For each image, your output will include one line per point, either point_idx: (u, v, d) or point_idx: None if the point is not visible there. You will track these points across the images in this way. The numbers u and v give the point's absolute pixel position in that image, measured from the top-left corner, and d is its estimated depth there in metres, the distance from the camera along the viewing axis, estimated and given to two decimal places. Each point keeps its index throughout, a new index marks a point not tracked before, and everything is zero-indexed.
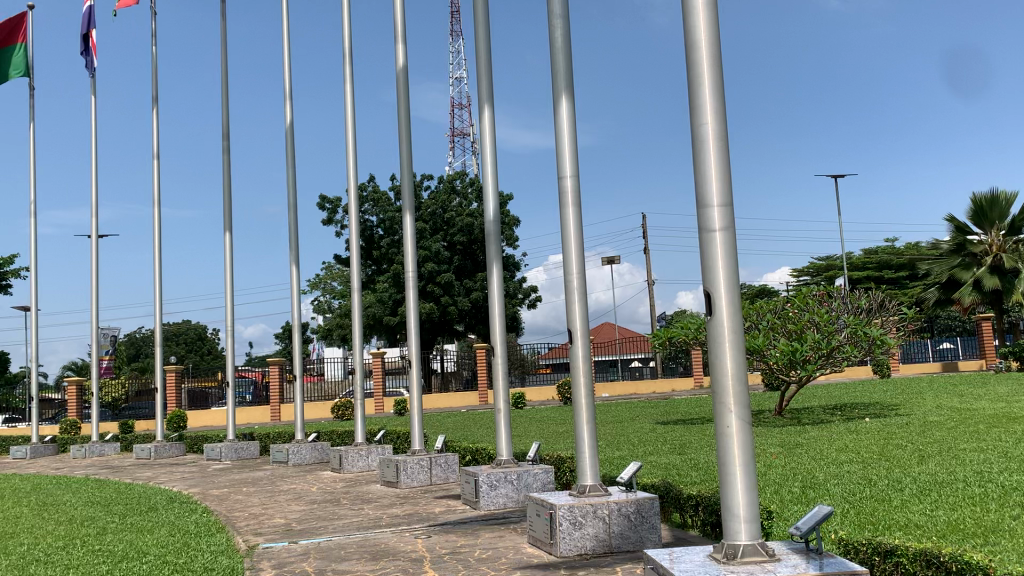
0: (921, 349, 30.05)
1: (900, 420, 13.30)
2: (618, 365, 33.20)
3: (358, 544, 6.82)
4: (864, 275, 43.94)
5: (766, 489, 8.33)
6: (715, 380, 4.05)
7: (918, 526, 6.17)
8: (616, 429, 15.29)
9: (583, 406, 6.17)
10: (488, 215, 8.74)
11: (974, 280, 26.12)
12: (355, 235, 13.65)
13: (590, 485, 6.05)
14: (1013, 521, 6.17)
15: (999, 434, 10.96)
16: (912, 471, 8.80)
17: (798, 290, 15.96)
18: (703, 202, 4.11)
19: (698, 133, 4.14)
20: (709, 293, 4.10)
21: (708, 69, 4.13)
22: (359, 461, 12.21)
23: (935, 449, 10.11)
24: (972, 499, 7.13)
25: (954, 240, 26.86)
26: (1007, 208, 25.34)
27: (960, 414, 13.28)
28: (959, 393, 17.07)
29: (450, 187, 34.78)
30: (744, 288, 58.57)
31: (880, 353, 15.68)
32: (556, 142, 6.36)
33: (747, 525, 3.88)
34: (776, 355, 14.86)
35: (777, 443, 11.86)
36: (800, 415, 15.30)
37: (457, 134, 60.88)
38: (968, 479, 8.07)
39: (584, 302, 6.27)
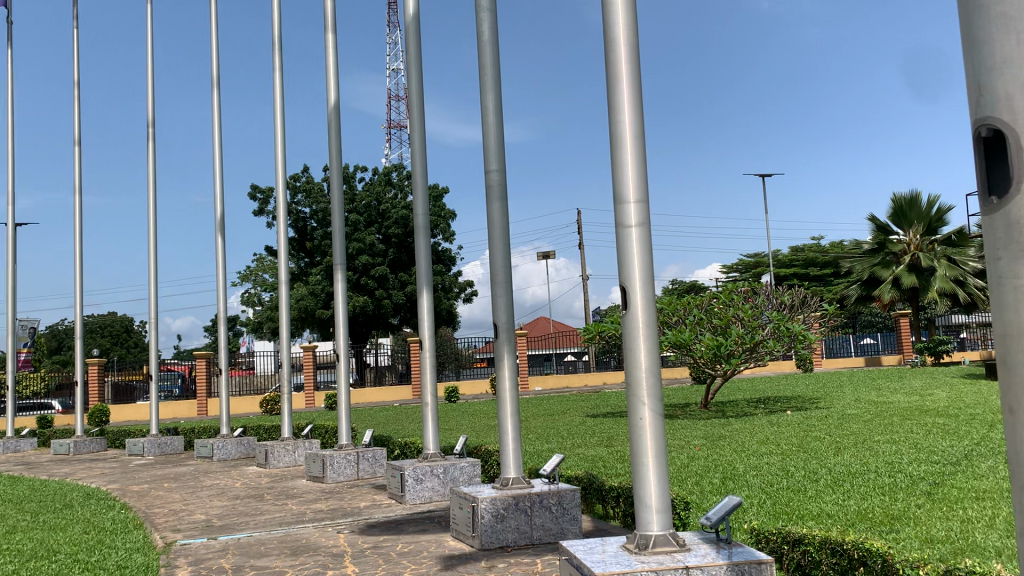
0: (844, 343, 30.97)
1: (820, 412, 13.74)
2: (553, 359, 33.31)
3: (279, 540, 6.74)
4: (790, 272, 45.26)
5: (687, 480, 8.48)
6: (628, 372, 4.11)
7: (828, 515, 6.37)
8: (546, 422, 15.40)
9: (507, 401, 6.20)
10: (418, 208, 8.71)
11: (893, 277, 26.96)
12: (284, 227, 13.36)
13: (513, 478, 6.08)
14: (917, 509, 6.42)
15: (912, 425, 11.37)
16: (829, 462, 9.07)
17: (724, 286, 16.20)
18: (620, 199, 4.15)
19: (615, 130, 4.17)
20: (624, 288, 4.15)
21: (626, 66, 4.18)
22: (285, 455, 12.03)
23: (851, 441, 10.44)
24: (883, 489, 7.39)
25: (875, 239, 27.66)
26: (926, 209, 26.43)
27: (877, 407, 13.70)
28: (878, 386, 17.70)
29: (385, 179, 34.53)
30: (675, 284, 59.80)
31: (801, 348, 16.08)
32: (484, 136, 6.36)
33: (659, 515, 3.96)
34: (701, 349, 15.11)
35: (699, 435, 12.07)
36: (726, 409, 15.55)
37: (393, 127, 60.57)
38: (879, 470, 8.34)
39: (510, 294, 6.32)
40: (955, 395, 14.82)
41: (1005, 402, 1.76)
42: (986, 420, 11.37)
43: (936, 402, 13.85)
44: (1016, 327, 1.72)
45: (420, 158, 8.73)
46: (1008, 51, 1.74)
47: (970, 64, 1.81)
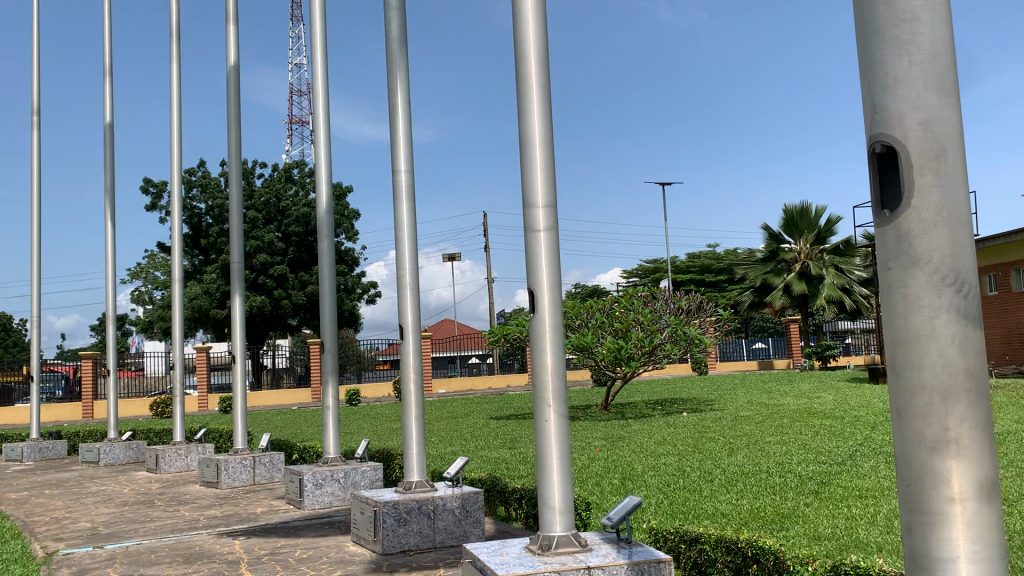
0: (737, 347, 31.81)
1: (715, 414, 14.15)
2: (457, 361, 33.23)
3: (170, 548, 6.49)
4: (688, 278, 46.55)
5: (587, 481, 8.60)
6: (534, 375, 4.13)
7: (723, 514, 6.57)
8: (449, 425, 15.34)
9: (412, 404, 6.16)
10: (321, 207, 8.55)
11: (785, 284, 28.00)
12: (178, 223, 12.89)
13: (416, 481, 6.03)
14: (806, 508, 6.69)
15: (800, 427, 11.86)
16: (723, 462, 9.36)
17: (625, 290, 16.51)
18: (528, 203, 4.18)
19: (524, 135, 4.20)
20: (532, 291, 4.18)
21: (536, 72, 4.21)
22: (177, 460, 11.62)
23: (743, 442, 10.80)
24: (772, 488, 7.66)
25: (768, 247, 28.60)
26: (815, 219, 27.55)
27: (768, 409, 14.23)
28: (769, 389, 18.38)
29: (285, 176, 33.81)
30: (578, 287, 60.63)
31: (698, 352, 16.52)
32: (391, 136, 6.29)
33: (561, 516, 4.00)
34: (603, 352, 15.37)
35: (599, 437, 12.29)
36: (626, 411, 15.84)
37: (295, 123, 59.27)
38: (770, 470, 8.66)
39: (416, 296, 6.28)
40: (839, 397, 15.55)
41: (892, 404, 1.85)
42: (867, 422, 11.97)
43: (822, 404, 14.48)
44: (904, 333, 1.82)
45: (324, 155, 8.58)
46: (903, 73, 1.83)
47: (864, 82, 1.90)
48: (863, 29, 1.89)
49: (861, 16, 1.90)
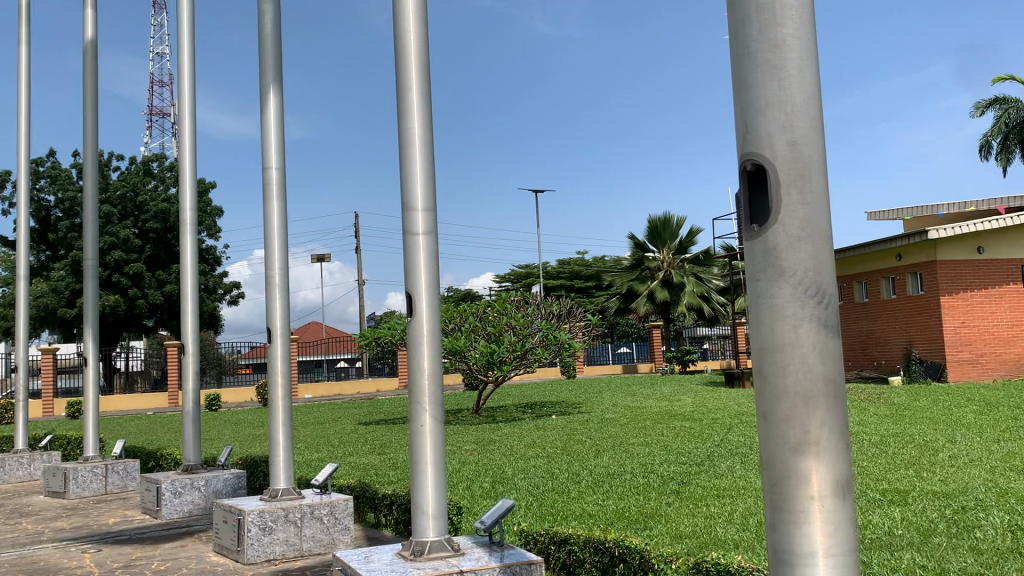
0: (603, 351, 32.86)
1: (582, 417, 14.48)
2: (323, 365, 32.45)
3: (12, 563, 6.06)
4: (558, 283, 47.43)
5: (458, 485, 8.61)
6: (411, 379, 4.11)
7: (590, 515, 6.74)
8: (316, 430, 15.02)
9: (279, 408, 6.01)
10: (184, 203, 8.20)
11: (649, 292, 28.96)
12: (24, 216, 12.05)
13: (282, 489, 5.88)
14: (668, 507, 6.94)
15: (662, 429, 12.31)
16: (590, 464, 9.60)
17: (498, 295, 16.64)
18: (408, 205, 4.16)
19: (404, 138, 4.17)
20: (410, 295, 4.15)
21: (416, 76, 4.19)
22: (18, 469, 10.85)
23: (610, 444, 11.10)
24: (637, 489, 7.90)
25: (634, 255, 29.47)
26: (677, 229, 28.64)
27: (632, 412, 14.66)
28: (633, 392, 18.95)
29: (143, 169, 32.24)
30: (451, 291, 60.70)
31: (567, 356, 16.89)
32: (262, 131, 6.10)
33: (435, 521, 4.00)
34: (475, 356, 15.47)
35: (470, 440, 12.34)
36: (496, 414, 15.97)
37: (155, 114, 56.58)
38: (635, 471, 8.95)
39: (286, 298, 6.14)
40: (699, 401, 16.21)
41: (759, 406, 1.95)
42: (724, 424, 12.54)
43: (683, 407, 15.07)
44: (770, 341, 1.92)
45: (189, 150, 8.23)
46: (775, 95, 1.93)
47: (738, 102, 2.00)
48: (737, 51, 1.99)
49: (735, 38, 2.00)
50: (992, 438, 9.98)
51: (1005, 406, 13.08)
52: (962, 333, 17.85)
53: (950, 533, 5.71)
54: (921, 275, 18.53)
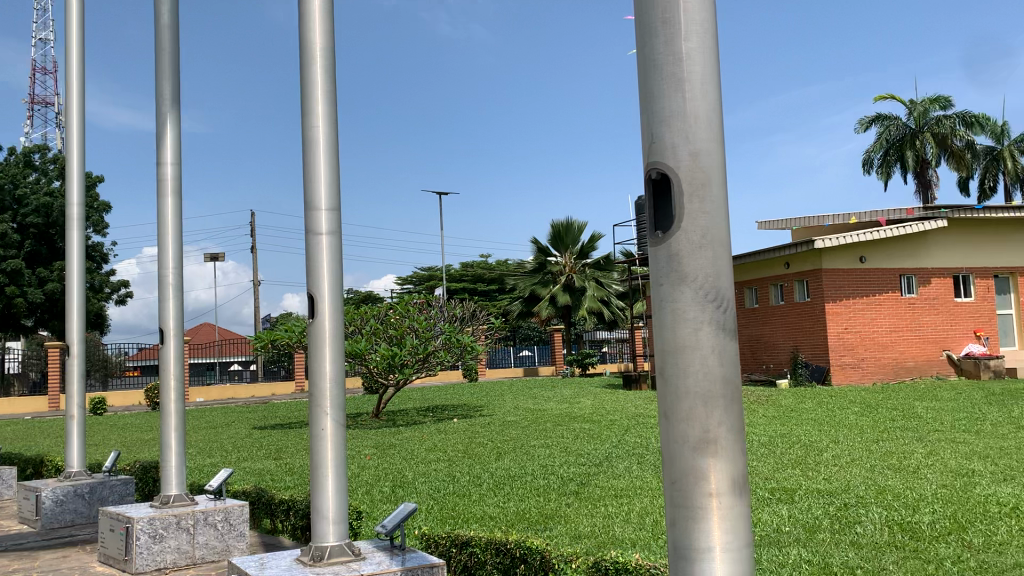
0: (504, 354, 32.79)
1: (484, 420, 14.52)
2: (216, 367, 31.31)
3: None
4: (461, 286, 47.45)
5: (357, 490, 8.50)
6: (312, 382, 4.04)
7: (491, 517, 6.77)
8: (209, 435, 14.55)
9: (171, 412, 5.80)
10: (70, 198, 7.82)
11: (550, 296, 29.27)
12: None
13: (174, 496, 5.67)
14: (567, 508, 7.04)
15: (563, 431, 12.46)
16: (490, 466, 9.64)
17: (399, 297, 16.49)
18: (310, 205, 4.08)
19: (308, 137, 4.10)
20: (312, 297, 4.09)
21: (321, 74, 4.12)
22: None
23: (511, 446, 11.17)
24: (537, 491, 7.97)
25: (536, 260, 29.73)
26: (579, 235, 29.09)
27: (532, 415, 14.78)
28: (534, 395, 19.10)
29: (24, 161, 30.57)
30: (351, 293, 59.91)
31: (470, 359, 16.85)
32: (157, 126, 5.88)
33: (335, 526, 3.95)
34: (376, 359, 15.30)
35: (370, 445, 12.20)
36: (396, 418, 15.81)
37: (36, 102, 53.75)
38: (535, 473, 9.03)
39: (179, 299, 5.94)
40: (597, 403, 16.48)
41: (661, 407, 2.00)
42: (621, 426, 12.80)
43: (583, 409, 15.29)
44: (672, 343, 1.98)
45: (76, 142, 7.86)
46: (679, 107, 1.99)
47: (643, 113, 2.06)
48: (644, 62, 2.04)
49: (643, 50, 2.05)
50: (871, 438, 10.53)
51: (884, 408, 13.81)
52: (845, 338, 18.72)
53: (834, 529, 5.99)
54: (808, 283, 19.37)
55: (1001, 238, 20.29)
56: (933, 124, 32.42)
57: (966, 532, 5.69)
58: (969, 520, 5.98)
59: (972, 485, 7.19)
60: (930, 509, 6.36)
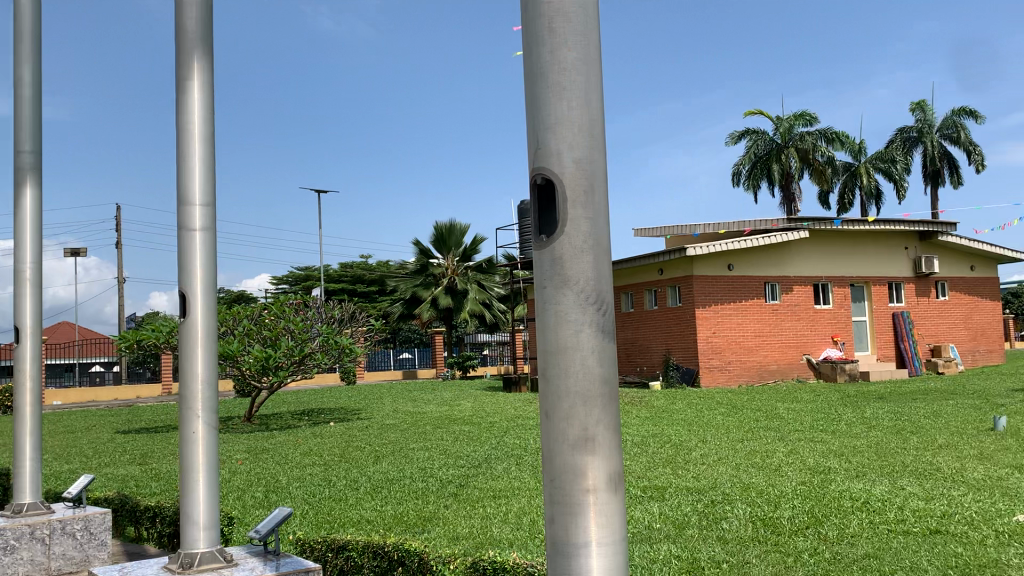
0: (384, 357, 32.25)
1: (361, 423, 14.30)
2: (75, 369, 29.59)
3: None
4: (340, 287, 46.67)
5: (228, 496, 8.22)
6: (183, 384, 3.90)
7: (367, 521, 6.69)
8: (67, 440, 13.73)
9: (26, 417, 5.47)
10: None
11: (432, 297, 29.11)
12: None
13: (28, 504, 5.34)
14: (446, 509, 7.05)
15: (441, 433, 12.43)
16: (367, 470, 9.53)
17: (274, 297, 16.06)
18: (183, 199, 3.93)
19: (182, 130, 3.95)
20: (184, 295, 3.94)
21: (198, 67, 3.98)
22: None
23: (389, 449, 11.07)
24: (415, 493, 7.94)
25: (418, 261, 29.55)
26: (462, 237, 29.22)
27: (411, 418, 14.69)
28: (413, 398, 19.00)
29: None
30: (223, 292, 57.90)
31: (348, 362, 16.55)
32: (15, 111, 5.52)
33: (206, 532, 3.85)
34: (249, 361, 14.86)
35: (242, 449, 11.81)
36: (270, 422, 15.38)
37: None
38: (413, 475, 8.99)
39: (37, 296, 5.61)
40: (477, 406, 16.54)
41: (542, 406, 2.04)
42: (500, 428, 12.90)
43: (462, 411, 15.31)
44: (555, 344, 2.02)
45: None
46: (564, 114, 2.04)
47: (531, 120, 2.09)
48: (530, 70, 2.08)
49: (528, 57, 2.09)
50: (737, 438, 11.02)
51: (749, 408, 14.48)
52: (713, 342, 19.51)
53: (701, 525, 6.24)
54: (680, 288, 20.06)
55: (859, 250, 21.67)
56: (797, 140, 34.21)
57: (822, 525, 6.04)
58: (824, 514, 6.35)
59: (828, 481, 7.63)
60: (789, 504, 6.71)
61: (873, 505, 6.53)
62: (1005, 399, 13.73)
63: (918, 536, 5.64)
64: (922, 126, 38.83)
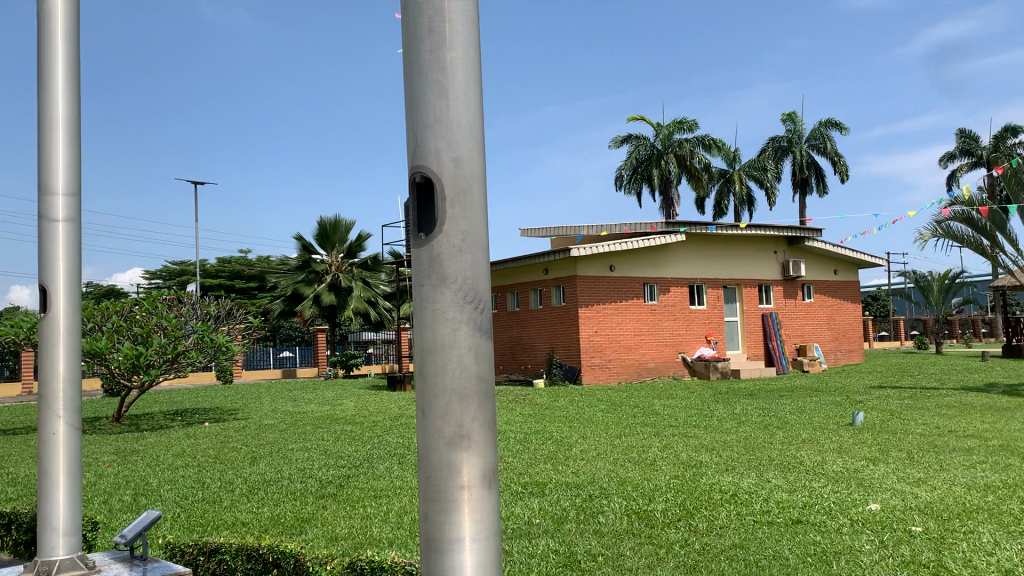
0: (264, 355, 31.41)
1: (238, 423, 13.89)
2: None
3: None
4: (217, 283, 45.15)
5: (94, 500, 7.84)
6: (42, 383, 3.71)
7: (242, 523, 6.52)
8: None
9: None
10: None
11: (315, 294, 28.32)
12: None
13: None
14: (325, 510, 6.94)
15: (322, 433, 12.21)
16: (244, 471, 9.27)
17: (147, 293, 15.40)
18: (45, 190, 3.74)
19: (45, 116, 3.75)
20: (45, 289, 3.74)
21: (63, 50, 3.77)
22: None
23: (267, 450, 10.79)
24: (294, 494, 7.79)
25: (300, 257, 28.81)
26: (347, 233, 28.89)
27: (291, 417, 14.38)
28: (293, 397, 18.58)
29: None
30: (90, 287, 54.97)
31: (224, 360, 16.08)
32: None
33: (66, 537, 3.72)
34: (118, 359, 14.21)
35: (109, 451, 11.27)
36: (140, 422, 14.73)
37: None
38: (292, 476, 8.80)
39: None
40: (359, 405, 16.34)
41: (419, 404, 2.05)
42: (382, 427, 12.79)
43: (343, 411, 15.10)
44: (431, 342, 2.03)
45: None
46: (443, 113, 2.05)
47: (410, 118, 2.09)
48: (410, 68, 2.08)
49: (409, 55, 2.09)
50: (615, 434, 11.30)
51: (628, 406, 14.87)
52: (595, 341, 19.93)
53: (578, 519, 6.37)
54: (563, 288, 20.40)
55: (732, 253, 22.59)
56: (676, 146, 35.35)
57: (693, 517, 6.27)
58: (695, 506, 6.60)
59: (700, 475, 7.94)
60: (663, 497, 6.94)
61: (741, 497, 6.83)
62: (863, 395, 14.59)
63: (781, 526, 5.93)
64: (792, 137, 40.85)
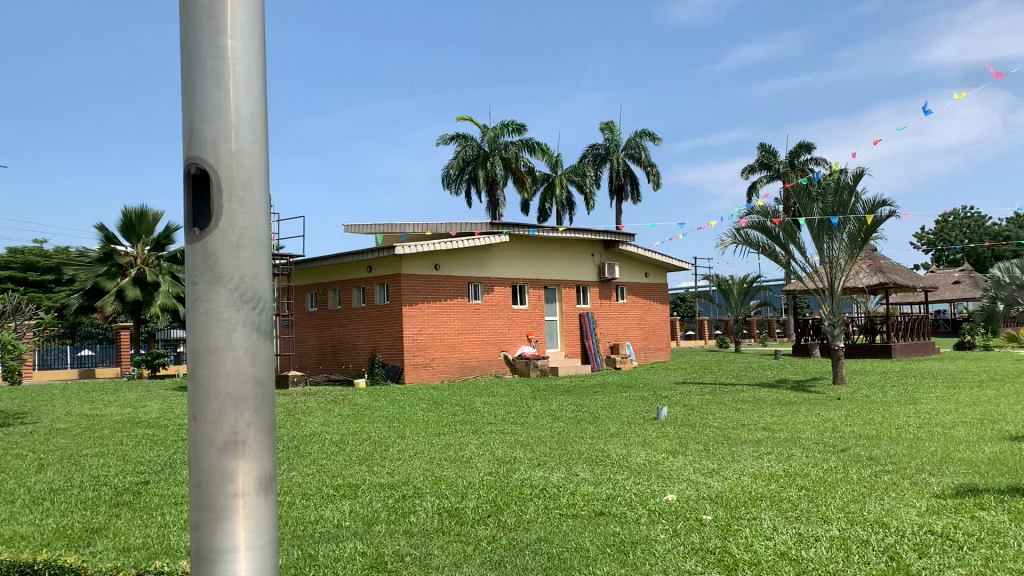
0: (60, 355, 29.35)
1: (25, 428, 12.75)
2: None
3: None
4: (6, 275, 41.35)
5: None
6: None
7: (22, 537, 5.98)
8: None
9: None
10: None
11: (117, 289, 26.53)
12: None
13: None
14: (118, 520, 6.50)
15: (122, 438, 11.44)
16: (27, 480, 8.50)
17: None
18: None
19: None
20: None
21: None
22: None
23: (57, 457, 9.97)
24: (84, 504, 7.25)
25: (101, 248, 27.02)
26: (154, 224, 27.40)
27: (87, 421, 13.38)
28: (92, 399, 17.30)
29: None
30: None
31: (10, 360, 14.74)
32: None
33: None
34: None
35: None
36: None
37: None
38: (84, 484, 8.17)
39: None
40: (165, 406, 15.45)
41: (190, 409, 1.95)
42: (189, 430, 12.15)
43: (147, 413, 14.23)
44: (205, 343, 1.93)
45: None
46: (221, 104, 1.96)
47: (187, 108, 1.99)
48: (187, 55, 1.98)
49: (187, 41, 1.98)
50: (432, 433, 11.30)
51: (447, 404, 14.93)
52: (419, 339, 19.87)
53: (389, 520, 6.32)
54: (387, 286, 20.20)
55: (552, 255, 23.23)
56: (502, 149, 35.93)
57: (502, 513, 6.38)
58: (505, 502, 6.71)
59: (513, 471, 8.10)
60: (475, 495, 7.01)
61: (549, 491, 7.03)
62: (669, 391, 15.40)
63: (585, 518, 6.16)
64: (610, 145, 42.54)
